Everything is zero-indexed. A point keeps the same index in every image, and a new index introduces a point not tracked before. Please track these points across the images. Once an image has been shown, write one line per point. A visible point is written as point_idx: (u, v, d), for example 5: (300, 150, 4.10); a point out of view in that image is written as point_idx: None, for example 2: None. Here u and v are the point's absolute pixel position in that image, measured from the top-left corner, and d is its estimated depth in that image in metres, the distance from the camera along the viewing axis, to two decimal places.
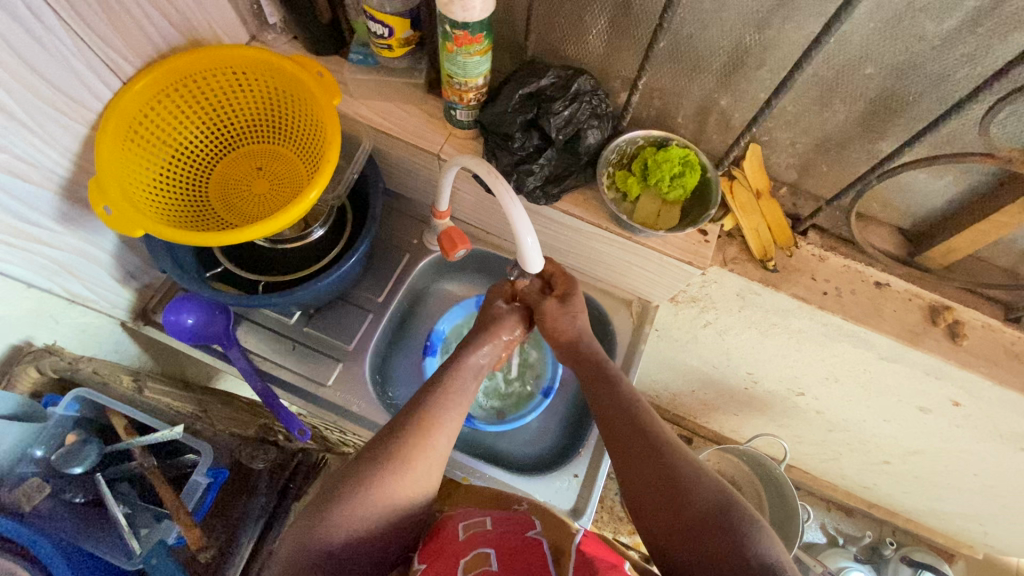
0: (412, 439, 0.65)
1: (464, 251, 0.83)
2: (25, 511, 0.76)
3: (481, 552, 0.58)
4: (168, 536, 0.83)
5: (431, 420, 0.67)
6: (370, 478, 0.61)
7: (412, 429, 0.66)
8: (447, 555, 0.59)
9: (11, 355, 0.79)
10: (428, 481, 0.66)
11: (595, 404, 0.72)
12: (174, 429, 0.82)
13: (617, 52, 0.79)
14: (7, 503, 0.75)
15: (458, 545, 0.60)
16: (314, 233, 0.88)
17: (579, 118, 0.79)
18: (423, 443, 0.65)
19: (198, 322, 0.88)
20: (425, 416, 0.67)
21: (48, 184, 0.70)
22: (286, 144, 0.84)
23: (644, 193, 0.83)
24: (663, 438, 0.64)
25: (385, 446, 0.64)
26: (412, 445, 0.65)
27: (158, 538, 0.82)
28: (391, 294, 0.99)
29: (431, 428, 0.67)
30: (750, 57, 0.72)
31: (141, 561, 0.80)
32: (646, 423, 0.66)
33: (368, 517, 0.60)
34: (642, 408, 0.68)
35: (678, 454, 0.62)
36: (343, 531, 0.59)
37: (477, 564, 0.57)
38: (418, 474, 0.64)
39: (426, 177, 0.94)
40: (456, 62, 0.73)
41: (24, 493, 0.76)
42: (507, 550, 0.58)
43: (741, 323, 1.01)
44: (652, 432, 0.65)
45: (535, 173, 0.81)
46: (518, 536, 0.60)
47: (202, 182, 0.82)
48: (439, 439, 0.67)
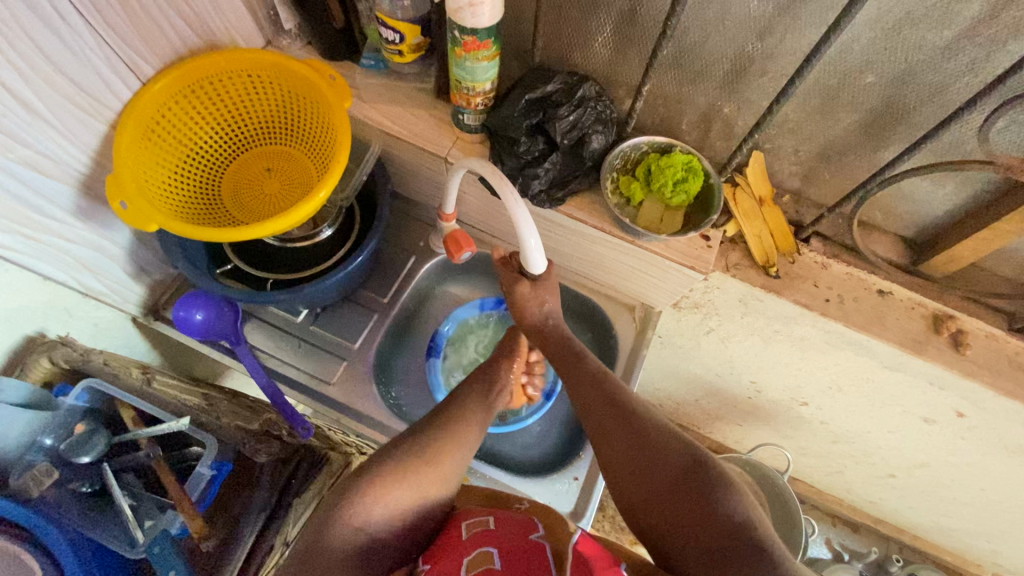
0: (445, 433, 0.68)
1: (469, 252, 0.85)
2: (33, 496, 0.77)
3: (486, 550, 0.59)
4: (173, 526, 0.82)
5: (463, 417, 0.71)
6: (407, 462, 0.65)
7: (443, 424, 0.70)
8: (450, 553, 0.61)
9: (25, 346, 0.81)
10: (458, 476, 0.68)
11: (566, 382, 0.73)
12: (180, 421, 0.84)
13: (623, 59, 0.81)
14: (19, 488, 0.77)
15: (463, 543, 0.61)
16: (323, 233, 0.90)
17: (584, 122, 0.81)
18: (458, 434, 0.69)
19: (206, 318, 0.89)
20: (455, 412, 0.71)
21: (67, 179, 0.72)
22: (298, 146, 0.86)
23: (647, 198, 0.84)
24: (633, 406, 0.66)
25: (420, 437, 0.68)
26: (446, 438, 0.68)
27: (162, 528, 0.82)
28: (396, 294, 1.01)
29: (462, 424, 0.70)
30: (753, 66, 0.74)
31: (143, 550, 0.80)
32: (616, 393, 0.68)
33: (401, 501, 0.63)
34: (611, 380, 0.70)
35: (650, 422, 0.64)
36: (374, 515, 0.61)
37: (480, 563, 0.58)
38: (451, 466, 0.67)
39: (434, 180, 0.96)
40: (464, 68, 0.75)
41: (33, 478, 0.77)
42: (510, 551, 0.59)
43: (744, 330, 1.01)
44: (622, 402, 0.67)
45: (539, 177, 0.82)
46: (520, 538, 0.61)
47: (214, 181, 0.84)
48: (471, 434, 0.70)
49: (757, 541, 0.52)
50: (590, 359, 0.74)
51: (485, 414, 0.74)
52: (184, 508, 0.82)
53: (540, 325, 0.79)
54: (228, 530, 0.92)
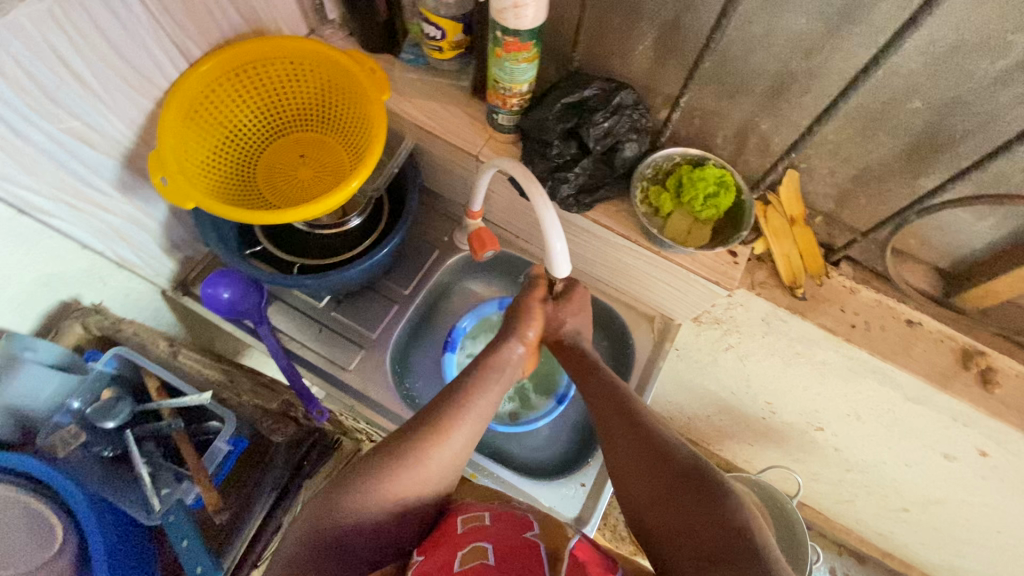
0: (428, 436, 0.65)
1: (492, 251, 0.87)
2: (58, 456, 0.80)
3: (479, 545, 0.60)
4: (187, 497, 0.84)
5: (453, 419, 0.67)
6: (390, 467, 0.63)
7: (428, 425, 0.66)
8: (445, 544, 0.62)
9: (60, 311, 0.83)
10: (438, 479, 0.66)
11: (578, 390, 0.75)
12: (203, 395, 0.84)
13: (662, 68, 0.80)
14: (45, 447, 0.79)
15: (457, 536, 0.63)
16: (351, 222, 0.91)
17: (618, 130, 0.81)
18: (448, 438, 0.66)
19: (233, 296, 0.92)
20: (445, 410, 0.67)
21: (111, 152, 0.74)
22: (333, 135, 0.88)
23: (676, 210, 0.84)
24: (643, 415, 0.67)
25: (408, 436, 0.65)
26: (431, 441, 0.65)
27: (176, 499, 0.83)
28: (417, 287, 1.02)
29: (448, 425, 0.66)
30: (795, 84, 0.73)
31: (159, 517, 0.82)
32: (624, 398, 0.70)
33: (373, 506, 0.62)
34: (623, 389, 0.71)
35: (658, 430, 0.65)
36: (344, 522, 0.61)
37: (474, 557, 0.59)
38: (431, 469, 0.65)
39: (463, 177, 0.97)
40: (503, 68, 0.76)
41: (59, 439, 0.79)
42: (505, 546, 0.60)
43: (765, 349, 0.99)
44: (633, 410, 0.67)
45: (569, 181, 0.82)
46: (516, 535, 0.62)
47: (250, 162, 0.86)
48: (458, 435, 0.67)
49: (759, 552, 0.51)
50: (604, 367, 0.74)
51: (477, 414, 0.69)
52: (200, 479, 0.83)
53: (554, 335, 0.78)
54: (241, 504, 0.93)
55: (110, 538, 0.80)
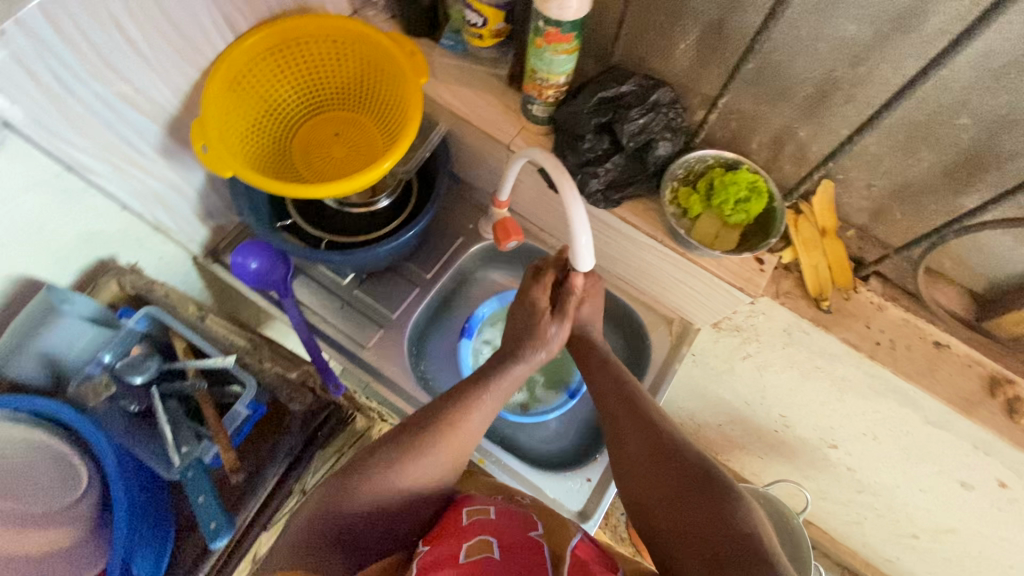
0: (434, 429, 0.67)
1: (515, 243, 0.90)
2: (88, 404, 0.84)
3: (484, 539, 0.59)
4: (207, 455, 0.86)
5: (461, 414, 0.69)
6: (397, 457, 0.64)
7: (434, 419, 0.68)
8: (450, 537, 0.61)
9: (97, 268, 0.86)
10: (444, 473, 0.67)
11: (590, 387, 0.76)
12: (226, 359, 0.87)
13: (702, 69, 0.80)
14: (76, 395, 0.84)
15: (462, 528, 0.62)
16: (380, 203, 0.94)
17: (652, 128, 0.80)
18: (454, 434, 0.67)
19: (261, 267, 0.95)
20: (453, 405, 0.69)
21: (156, 118, 0.77)
22: (368, 117, 0.90)
23: (705, 212, 0.83)
24: (653, 415, 0.68)
25: (415, 430, 0.67)
26: (438, 433, 0.66)
27: (196, 456, 0.85)
28: (439, 273, 1.04)
29: (454, 420, 0.68)
30: (838, 92, 0.71)
31: (178, 472, 0.85)
32: (636, 401, 0.70)
33: (382, 496, 0.63)
34: (636, 389, 0.72)
35: (668, 430, 0.65)
36: (355, 509, 0.62)
37: (479, 549, 0.58)
38: (436, 462, 0.66)
39: (493, 166, 0.97)
40: (542, 58, 0.76)
41: (91, 389, 0.84)
42: (509, 542, 0.60)
43: (783, 361, 0.98)
44: (645, 410, 0.68)
45: (598, 176, 0.82)
46: (520, 533, 0.61)
47: (286, 138, 0.88)
48: (465, 430, 0.68)
49: (764, 551, 0.51)
50: (618, 366, 0.75)
51: (484, 412, 0.71)
52: (219, 439, 0.86)
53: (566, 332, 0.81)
54: (253, 469, 0.94)
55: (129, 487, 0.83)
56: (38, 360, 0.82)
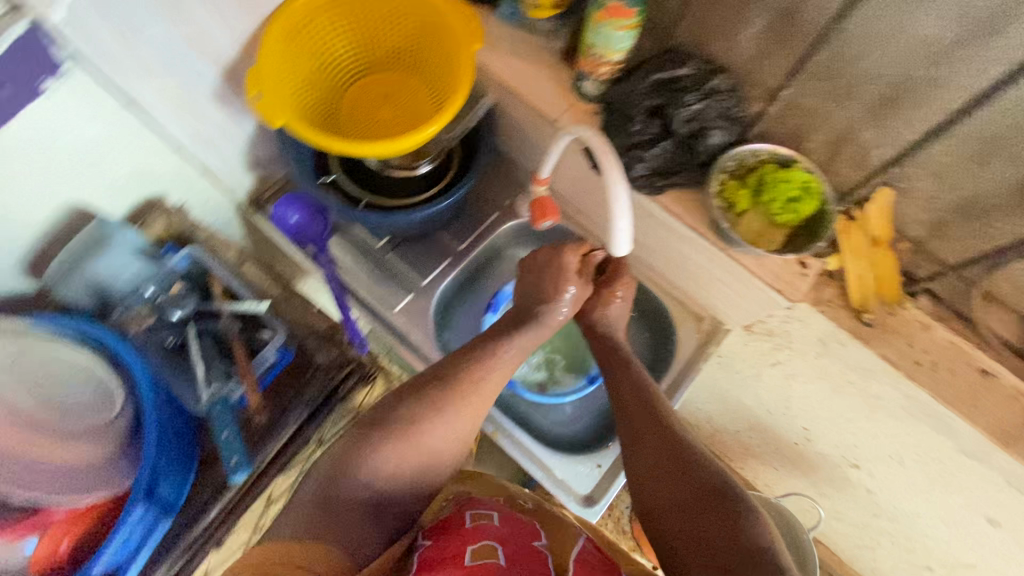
0: (454, 387, 0.67)
1: (550, 223, 0.89)
2: (130, 331, 0.89)
3: (489, 544, 0.59)
4: (233, 395, 0.90)
5: (479, 374, 0.69)
6: (417, 414, 0.65)
7: (454, 379, 0.68)
8: (455, 537, 0.61)
9: (146, 207, 0.89)
10: (461, 432, 0.67)
11: (609, 386, 0.76)
12: (259, 306, 0.90)
13: (766, 58, 0.76)
14: (120, 320, 0.89)
15: (466, 531, 0.62)
16: (421, 167, 0.94)
17: (706, 115, 0.78)
18: (473, 389, 0.68)
19: (300, 221, 0.97)
20: (472, 364, 0.69)
21: (214, 62, 0.78)
22: (418, 82, 0.91)
23: (752, 209, 0.80)
24: (670, 422, 0.67)
25: (434, 389, 0.67)
26: (457, 392, 0.67)
27: (223, 394, 0.90)
28: (472, 245, 1.04)
29: (472, 380, 0.68)
30: (910, 93, 0.67)
31: (206, 408, 0.89)
32: (651, 407, 0.69)
33: (401, 456, 0.63)
34: (654, 393, 0.71)
35: (685, 438, 0.65)
36: (375, 470, 0.62)
37: (484, 553, 0.58)
38: (454, 421, 0.66)
39: (537, 143, 0.96)
40: (599, 31, 0.75)
41: (134, 316, 0.89)
42: (514, 551, 0.59)
43: (814, 372, 0.95)
44: (663, 416, 0.68)
45: (644, 160, 0.80)
46: (523, 542, 0.62)
47: (336, 95, 0.89)
48: (482, 390, 0.69)
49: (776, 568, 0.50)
50: (638, 367, 0.75)
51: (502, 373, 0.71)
52: (247, 383, 0.90)
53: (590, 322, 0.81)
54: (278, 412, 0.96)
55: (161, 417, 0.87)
56: (87, 287, 0.86)
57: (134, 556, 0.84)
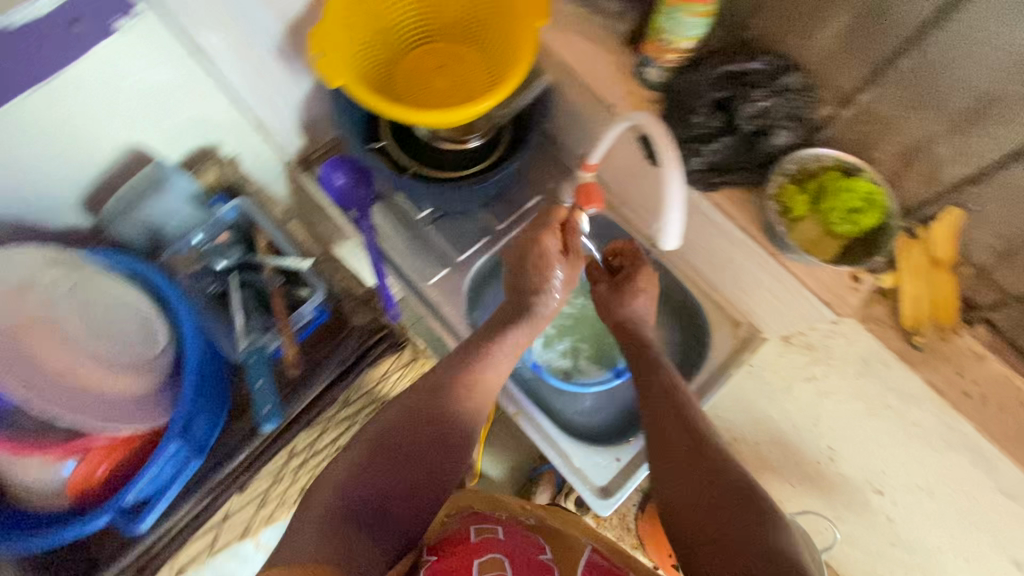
0: (443, 393, 0.72)
1: (594, 209, 0.86)
2: (178, 273, 0.91)
3: (495, 557, 0.62)
4: (269, 345, 0.92)
5: (466, 380, 0.73)
6: (413, 424, 0.69)
7: (443, 387, 0.72)
8: (460, 551, 0.64)
9: (198, 155, 0.90)
10: (455, 439, 0.71)
11: (636, 383, 0.75)
12: (300, 261, 0.92)
13: (842, 60, 0.73)
14: (168, 263, 0.90)
15: (472, 545, 0.65)
16: (471, 142, 0.93)
17: (774, 113, 0.75)
18: (463, 395, 0.72)
19: (345, 185, 0.98)
20: (460, 370, 0.74)
21: (280, 18, 0.78)
22: (474, 56, 0.90)
23: (809, 216, 0.77)
24: (698, 423, 0.66)
25: (426, 398, 0.71)
26: (446, 398, 0.71)
27: (260, 344, 0.91)
28: (511, 226, 1.03)
29: (459, 388, 0.73)
30: (998, 108, 0.64)
31: (244, 354, 0.91)
32: (672, 413, 0.68)
33: (403, 463, 0.66)
34: (681, 393, 0.71)
35: (712, 440, 0.64)
36: (379, 480, 0.64)
37: (491, 566, 0.61)
38: (446, 428, 0.70)
39: (590, 128, 0.94)
40: (673, 17, 0.73)
41: (182, 260, 0.91)
42: (519, 563, 0.63)
43: (850, 391, 0.91)
44: (691, 415, 0.67)
45: (701, 155, 0.78)
46: (528, 556, 0.65)
47: (394, 60, 0.89)
48: (472, 396, 0.73)
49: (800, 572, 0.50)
50: (665, 367, 0.75)
51: (490, 380, 0.75)
52: (284, 333, 0.92)
53: (615, 319, 0.81)
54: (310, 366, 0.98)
55: (201, 359, 0.88)
56: (143, 228, 0.88)
57: (165, 491, 0.87)
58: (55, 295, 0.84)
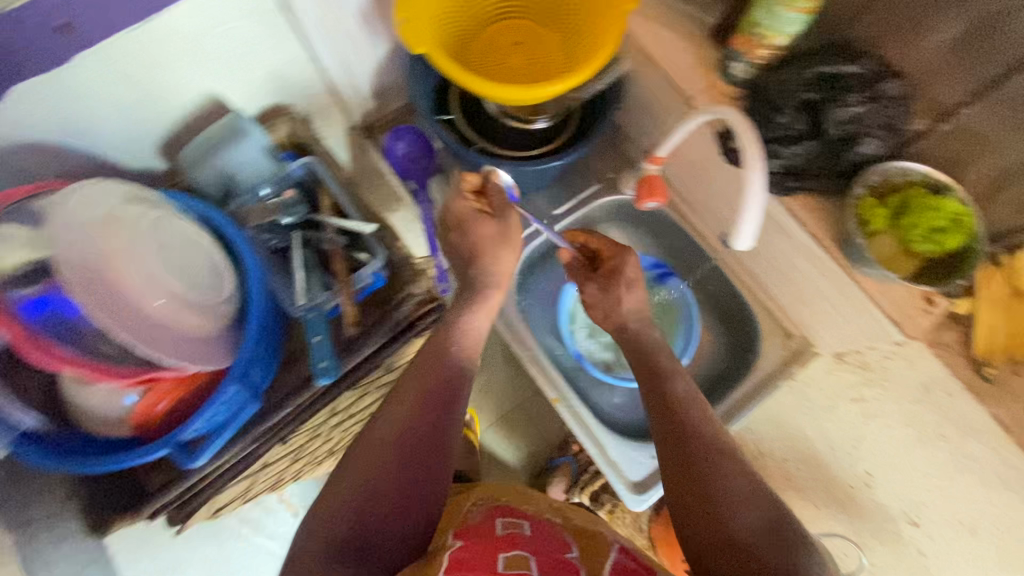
0: (404, 399, 0.67)
1: (654, 204, 0.89)
2: (247, 223, 0.85)
3: (520, 552, 0.58)
4: (327, 305, 0.82)
5: (429, 381, 0.69)
6: (384, 436, 0.64)
7: (405, 395, 0.67)
8: (486, 546, 0.60)
9: (270, 112, 0.91)
10: (429, 444, 0.65)
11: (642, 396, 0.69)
12: (364, 224, 0.85)
13: (945, 72, 0.70)
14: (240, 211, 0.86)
15: (497, 541, 0.61)
16: (538, 123, 0.92)
17: (866, 120, 0.73)
18: (430, 395, 0.68)
19: (406, 153, 0.99)
20: (420, 371, 0.70)
21: None
22: (552, 36, 0.89)
23: (887, 232, 0.74)
24: (718, 440, 0.61)
25: (389, 409, 0.66)
26: (411, 403, 0.66)
27: (319, 304, 0.82)
28: (568, 211, 1.02)
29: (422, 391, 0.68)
30: None
31: (301, 312, 0.82)
32: (686, 437, 0.61)
33: (376, 480, 0.61)
34: (695, 406, 0.65)
35: (735, 461, 0.59)
36: (356, 503, 0.59)
37: (517, 561, 0.57)
38: (416, 436, 0.64)
39: (661, 121, 0.92)
40: (771, 11, 0.69)
41: (254, 210, 0.85)
42: (543, 559, 0.58)
43: (901, 416, 0.89)
44: (708, 432, 0.62)
45: (780, 157, 0.76)
46: (554, 554, 0.59)
47: (473, 33, 0.88)
48: (437, 395, 0.68)
49: None
50: (677, 378, 0.68)
51: (451, 372, 0.70)
52: (342, 293, 0.82)
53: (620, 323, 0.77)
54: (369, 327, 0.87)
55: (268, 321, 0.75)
56: (216, 176, 0.84)
57: (218, 438, 0.73)
58: (136, 230, 0.67)
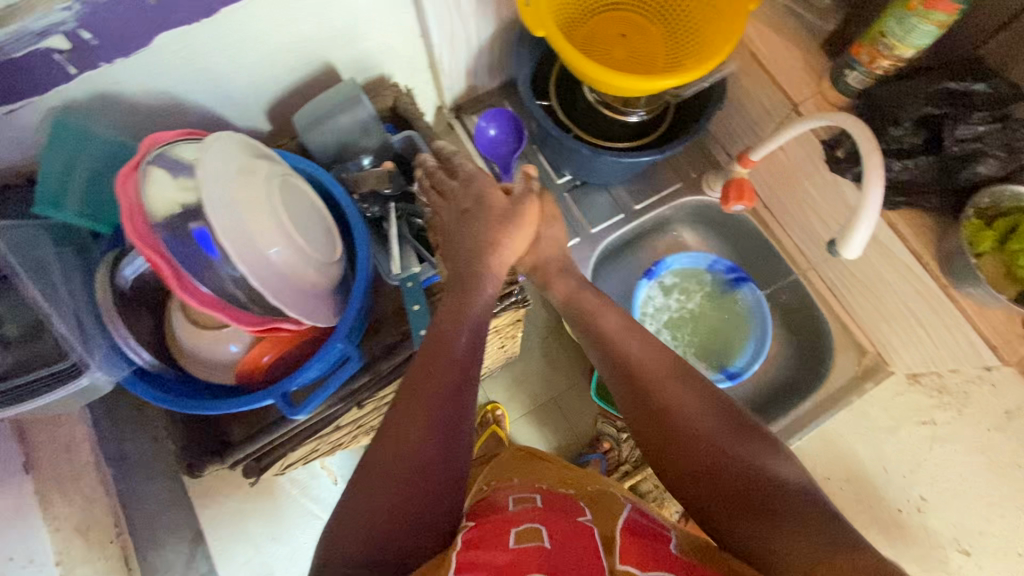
0: (416, 379, 0.57)
1: (741, 207, 0.88)
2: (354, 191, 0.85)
3: (536, 527, 0.51)
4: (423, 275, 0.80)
5: (435, 354, 0.58)
6: (394, 422, 0.54)
7: (418, 370, 0.57)
8: (498, 522, 0.53)
9: (376, 83, 0.92)
10: (448, 433, 0.54)
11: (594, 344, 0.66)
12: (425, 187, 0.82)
13: None
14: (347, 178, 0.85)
15: (510, 514, 0.54)
16: (631, 116, 0.91)
17: (989, 140, 0.73)
18: (440, 368, 0.57)
19: (496, 136, 1.01)
20: (430, 343, 0.60)
21: None
22: (659, 27, 0.89)
23: (992, 254, 0.76)
24: (677, 369, 0.60)
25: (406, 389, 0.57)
26: (421, 377, 0.56)
27: (415, 273, 0.79)
28: (651, 206, 1.01)
29: (431, 365, 0.57)
30: None
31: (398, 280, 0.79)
32: (643, 373, 0.60)
33: (389, 481, 0.51)
34: (651, 345, 0.62)
35: (696, 387, 0.58)
36: (368, 509, 0.50)
37: (529, 538, 0.50)
38: (437, 425, 0.54)
39: (757, 123, 0.93)
40: (903, 22, 0.70)
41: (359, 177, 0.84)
42: (556, 529, 0.51)
43: (971, 441, 0.87)
44: (666, 363, 0.61)
45: (893, 171, 0.79)
46: (566, 519, 0.53)
47: (581, 21, 0.89)
48: (453, 370, 0.57)
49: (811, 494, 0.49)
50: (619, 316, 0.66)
51: (467, 346, 0.60)
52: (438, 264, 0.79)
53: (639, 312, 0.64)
54: None
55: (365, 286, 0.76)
56: (328, 141, 0.86)
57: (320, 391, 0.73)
58: (260, 186, 0.67)
